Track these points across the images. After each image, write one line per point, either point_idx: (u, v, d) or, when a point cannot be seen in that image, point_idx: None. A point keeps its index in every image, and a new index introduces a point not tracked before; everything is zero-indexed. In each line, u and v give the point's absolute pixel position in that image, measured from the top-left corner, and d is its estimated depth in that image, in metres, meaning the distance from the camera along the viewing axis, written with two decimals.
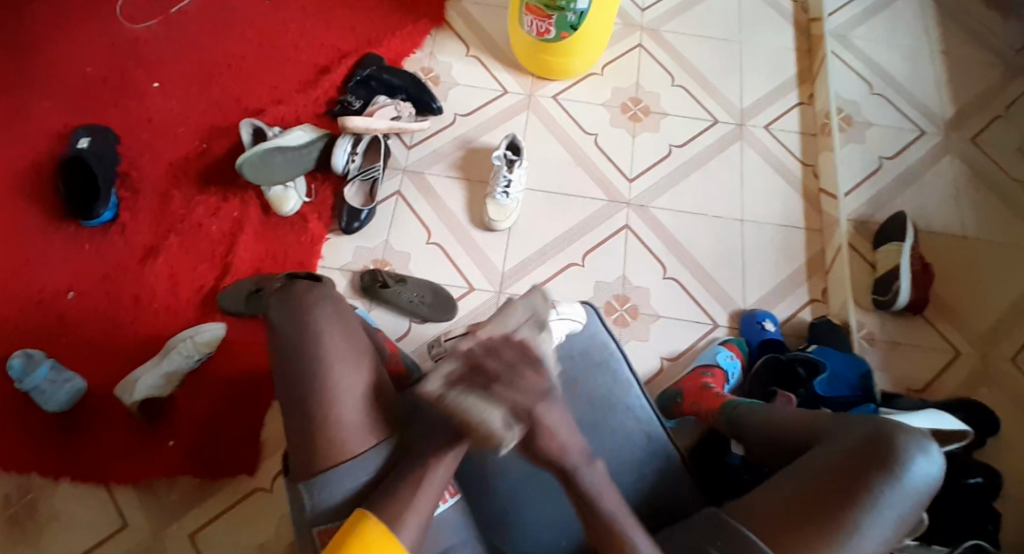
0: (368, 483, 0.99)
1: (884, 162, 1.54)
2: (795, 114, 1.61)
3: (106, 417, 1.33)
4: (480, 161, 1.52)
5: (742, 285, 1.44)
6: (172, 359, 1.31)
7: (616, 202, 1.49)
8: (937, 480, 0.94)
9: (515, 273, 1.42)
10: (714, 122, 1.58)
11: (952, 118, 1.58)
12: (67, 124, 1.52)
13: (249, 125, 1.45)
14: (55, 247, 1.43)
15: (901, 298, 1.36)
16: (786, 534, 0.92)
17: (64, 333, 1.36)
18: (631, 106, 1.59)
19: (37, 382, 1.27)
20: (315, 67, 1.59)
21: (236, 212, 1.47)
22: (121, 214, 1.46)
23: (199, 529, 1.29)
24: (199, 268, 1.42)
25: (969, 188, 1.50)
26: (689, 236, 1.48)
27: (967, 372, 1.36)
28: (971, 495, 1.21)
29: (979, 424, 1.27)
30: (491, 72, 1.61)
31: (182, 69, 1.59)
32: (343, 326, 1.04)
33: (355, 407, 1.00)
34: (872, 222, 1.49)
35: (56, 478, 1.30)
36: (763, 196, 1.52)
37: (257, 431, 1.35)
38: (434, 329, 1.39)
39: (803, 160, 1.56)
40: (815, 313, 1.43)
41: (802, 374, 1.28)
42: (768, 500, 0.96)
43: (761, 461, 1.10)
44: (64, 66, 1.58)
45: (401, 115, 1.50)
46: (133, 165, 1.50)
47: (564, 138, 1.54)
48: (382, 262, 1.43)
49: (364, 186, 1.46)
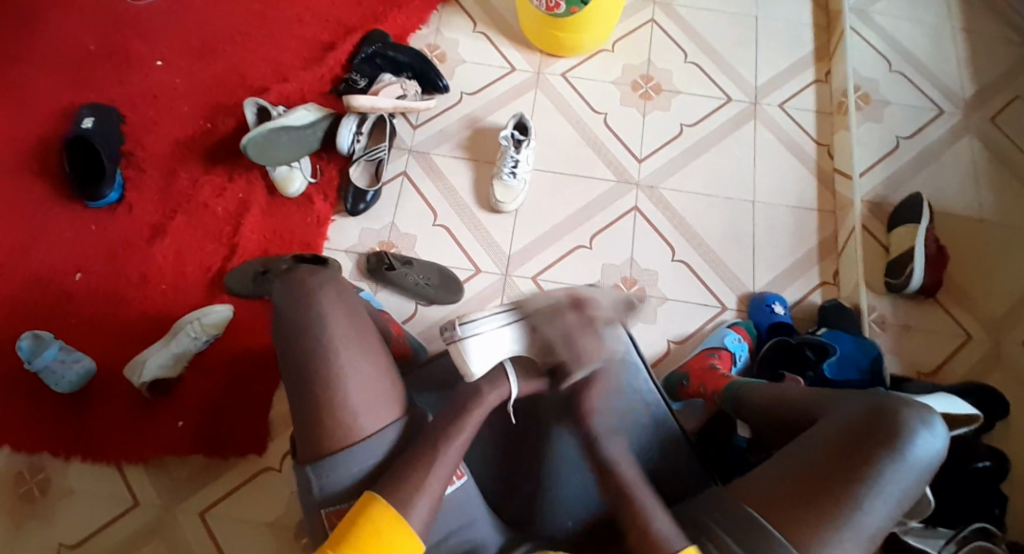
0: (374, 463, 0.99)
1: (901, 142, 1.50)
2: (810, 93, 1.56)
3: (117, 397, 1.35)
4: (487, 142, 1.50)
5: (751, 268, 1.42)
6: (180, 341, 1.31)
7: (625, 183, 1.47)
8: (941, 455, 0.94)
9: (522, 256, 1.41)
10: (727, 100, 1.55)
11: (972, 97, 1.53)
12: (72, 102, 1.51)
13: (254, 103, 1.43)
14: (62, 227, 1.43)
15: (914, 281, 1.34)
16: (788, 507, 0.91)
17: (74, 313, 1.37)
18: (642, 83, 1.55)
19: (47, 363, 1.27)
20: (320, 44, 1.57)
21: (241, 193, 1.46)
22: (127, 195, 1.45)
23: (209, 507, 1.31)
24: (205, 249, 1.42)
25: (988, 169, 1.47)
26: (697, 218, 1.45)
27: (979, 356, 1.34)
28: (973, 479, 1.22)
29: (990, 409, 1.26)
30: (499, 49, 1.58)
31: (186, 46, 1.56)
32: (345, 310, 1.05)
33: (360, 385, 1.00)
34: (887, 204, 1.45)
35: (68, 457, 1.32)
36: (775, 177, 1.49)
37: (266, 411, 1.36)
38: (441, 311, 1.38)
39: (818, 140, 1.52)
40: (826, 296, 1.41)
41: (810, 356, 1.27)
42: (770, 476, 0.95)
43: (764, 437, 1.10)
44: (67, 43, 1.56)
45: (407, 94, 1.47)
46: (137, 144, 1.49)
47: (573, 118, 1.51)
48: (388, 245, 1.42)
49: (369, 166, 1.45)
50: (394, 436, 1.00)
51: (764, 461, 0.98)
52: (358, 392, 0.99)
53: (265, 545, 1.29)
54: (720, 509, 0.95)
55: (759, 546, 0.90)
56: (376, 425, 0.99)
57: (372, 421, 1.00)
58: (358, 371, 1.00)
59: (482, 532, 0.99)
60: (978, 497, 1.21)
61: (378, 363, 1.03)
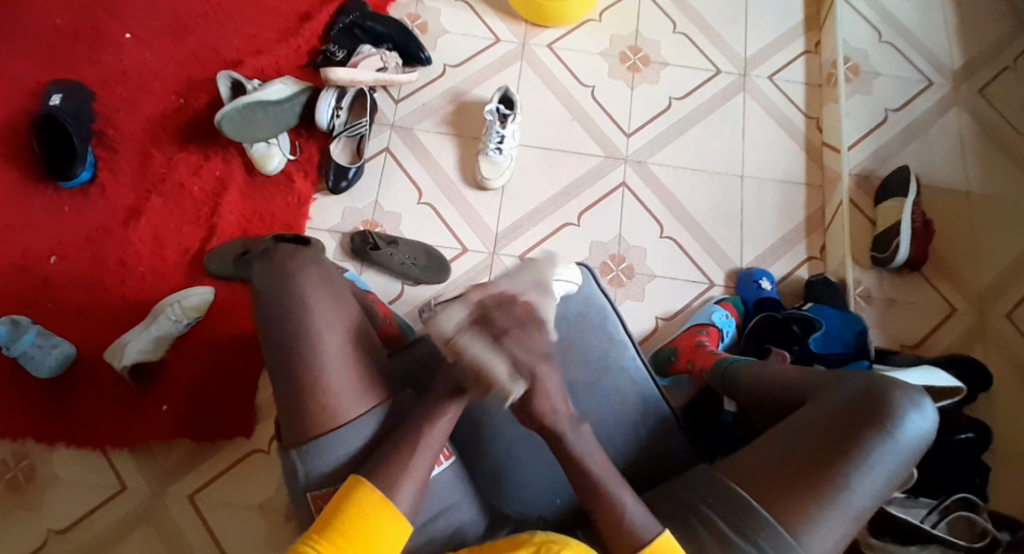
0: (367, 450, 0.98)
1: (889, 115, 1.48)
2: (800, 64, 1.54)
3: (98, 382, 1.32)
4: (471, 116, 1.46)
5: (739, 243, 1.42)
6: (161, 324, 1.29)
7: (614, 159, 1.44)
8: (929, 436, 0.95)
9: (509, 234, 1.39)
10: (716, 73, 1.52)
11: (961, 69, 1.52)
12: (37, 78, 1.45)
13: (227, 77, 1.38)
14: (34, 208, 1.38)
15: (900, 255, 1.34)
16: (777, 486, 0.92)
17: (50, 297, 1.34)
18: (630, 55, 1.52)
19: (24, 348, 1.25)
20: (295, 15, 1.51)
21: (218, 171, 1.41)
22: (100, 174, 1.40)
23: (197, 491, 1.30)
24: (184, 230, 1.38)
25: (975, 142, 1.46)
26: (686, 194, 1.44)
27: (963, 329, 1.36)
28: (953, 450, 1.25)
29: (973, 381, 1.28)
30: (482, 19, 1.53)
31: (155, 18, 1.50)
32: (328, 291, 1.02)
33: (342, 371, 0.98)
34: (874, 177, 1.45)
35: (52, 444, 1.30)
36: (764, 151, 1.47)
37: (251, 395, 1.35)
38: (429, 291, 1.37)
39: (807, 112, 1.51)
40: (812, 271, 1.41)
41: (796, 331, 1.28)
42: (761, 455, 0.96)
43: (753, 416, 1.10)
44: (30, 15, 1.49)
45: (388, 66, 1.42)
46: (108, 122, 1.43)
47: (560, 92, 1.48)
48: (372, 224, 1.39)
49: (350, 142, 1.40)
50: (380, 422, 0.98)
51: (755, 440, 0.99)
52: (343, 378, 0.98)
53: (256, 528, 1.29)
54: (708, 483, 0.96)
55: (747, 524, 0.91)
56: (360, 411, 0.98)
57: (356, 407, 0.98)
58: (342, 357, 0.99)
59: (466, 515, 1.00)
60: (959, 468, 1.24)
61: (364, 350, 1.01)
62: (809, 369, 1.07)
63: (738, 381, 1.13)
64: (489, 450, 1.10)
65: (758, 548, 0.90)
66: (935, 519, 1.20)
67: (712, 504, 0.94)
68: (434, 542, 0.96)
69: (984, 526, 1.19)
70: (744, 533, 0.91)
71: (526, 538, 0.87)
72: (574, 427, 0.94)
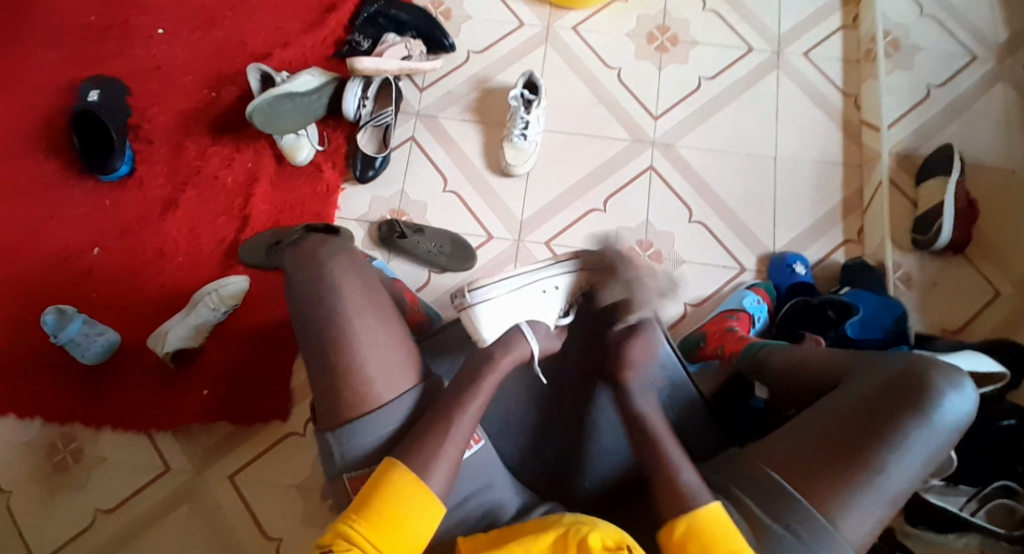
0: (387, 437, 0.99)
1: (931, 90, 1.42)
2: (837, 40, 1.48)
3: (141, 368, 1.38)
4: (496, 103, 1.45)
5: (772, 227, 1.38)
6: (199, 313, 1.33)
7: (641, 142, 1.42)
8: (969, 417, 0.92)
9: (534, 221, 1.38)
10: (748, 50, 1.47)
11: (1008, 41, 1.44)
12: (77, 76, 1.50)
13: (256, 70, 1.40)
14: (77, 202, 1.44)
15: (943, 237, 1.28)
16: (808, 471, 0.91)
17: (93, 287, 1.39)
18: (658, 35, 1.48)
19: (71, 336, 1.30)
20: (320, 6, 1.52)
21: (250, 162, 1.44)
22: (138, 168, 1.45)
23: (237, 471, 1.35)
24: (218, 222, 1.42)
25: (1023, 117, 1.38)
26: (717, 177, 1.40)
27: (1006, 313, 1.30)
28: (997, 439, 1.20)
29: (1018, 366, 1.22)
30: (506, 3, 1.51)
31: (187, 14, 1.53)
32: (358, 276, 1.05)
33: (370, 354, 1.00)
34: (915, 155, 1.39)
35: (98, 427, 1.36)
36: (799, 131, 1.42)
37: (287, 379, 1.38)
38: (454, 279, 1.37)
39: (844, 90, 1.45)
40: (849, 254, 1.37)
41: (831, 316, 1.23)
42: (791, 440, 0.94)
43: (782, 402, 1.10)
44: (68, 16, 1.53)
45: (412, 54, 1.42)
46: (145, 116, 1.47)
47: (585, 75, 1.46)
48: (399, 213, 1.40)
49: (376, 132, 1.42)
50: (404, 410, 0.99)
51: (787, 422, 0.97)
52: (372, 362, 1.00)
53: (295, 507, 1.33)
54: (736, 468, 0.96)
55: (779, 507, 0.90)
56: (391, 394, 1.00)
57: (388, 391, 1.00)
58: (370, 341, 1.00)
59: (500, 494, 1.01)
60: (1002, 456, 1.20)
61: (393, 334, 1.03)
62: (843, 352, 1.04)
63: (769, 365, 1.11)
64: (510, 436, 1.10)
65: (789, 532, 0.88)
66: (974, 506, 1.20)
67: (740, 485, 0.94)
68: (453, 527, 0.97)
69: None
70: (774, 516, 0.89)
71: (557, 519, 0.87)
72: None
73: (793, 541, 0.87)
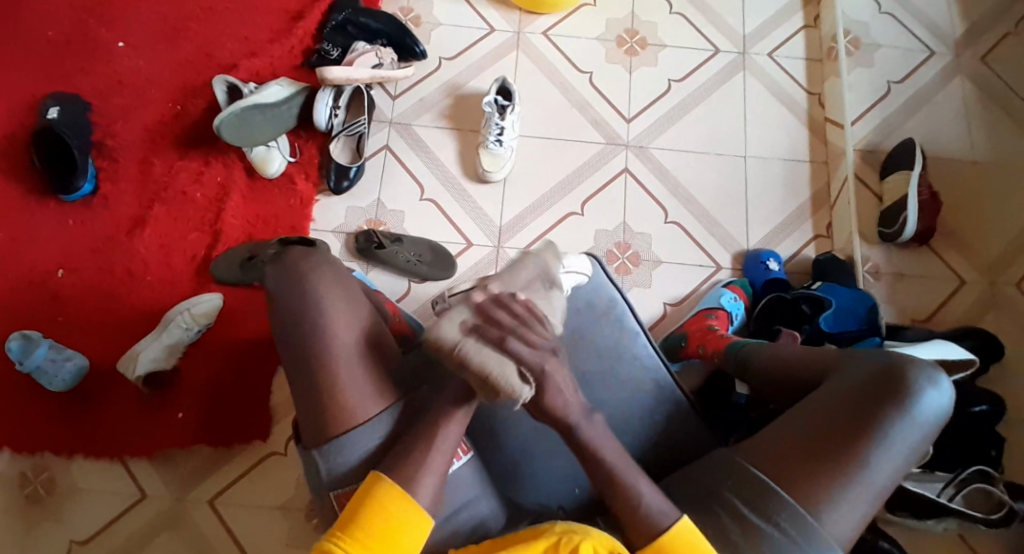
0: (379, 454, 0.97)
1: (892, 86, 1.46)
2: (800, 39, 1.51)
3: (115, 392, 1.34)
4: (470, 109, 1.45)
5: (745, 225, 1.41)
6: (172, 332, 1.30)
7: (614, 145, 1.43)
8: (947, 411, 0.95)
9: (513, 226, 1.38)
10: (716, 52, 1.49)
11: (963, 36, 1.49)
12: (35, 93, 1.44)
13: (223, 81, 1.37)
14: (39, 223, 1.39)
15: (908, 229, 1.33)
16: (796, 470, 0.93)
17: (59, 311, 1.34)
18: (627, 39, 1.49)
19: (38, 362, 1.26)
20: (287, 14, 1.49)
21: (220, 177, 1.41)
22: (102, 186, 1.40)
23: (217, 495, 1.32)
24: (189, 238, 1.38)
25: (979, 110, 1.44)
26: (690, 177, 1.43)
27: (973, 299, 1.35)
28: (968, 421, 1.26)
29: (985, 352, 1.28)
30: (476, 8, 1.51)
31: (148, 24, 1.49)
32: (342, 291, 1.02)
33: (360, 372, 0.98)
34: (880, 150, 1.43)
35: (70, 456, 1.31)
36: (768, 130, 1.45)
37: (267, 397, 1.36)
38: (435, 288, 1.37)
39: (809, 89, 1.48)
40: (819, 249, 1.40)
41: (806, 310, 1.28)
42: (778, 439, 0.96)
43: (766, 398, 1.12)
44: (23, 29, 1.48)
45: (383, 62, 1.40)
46: (108, 132, 1.43)
47: (558, 79, 1.46)
48: (376, 222, 1.39)
49: (350, 142, 1.39)
50: (393, 423, 0.98)
51: (774, 419, 0.99)
52: (362, 378, 0.98)
53: (278, 527, 1.30)
54: (726, 470, 0.97)
55: (767, 505, 0.91)
56: (380, 408, 0.98)
57: (375, 405, 0.98)
58: (361, 356, 0.99)
59: (491, 505, 1.01)
60: (972, 442, 1.27)
61: (379, 346, 1.01)
62: (823, 348, 1.06)
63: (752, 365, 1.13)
64: (504, 443, 1.09)
65: (780, 530, 0.90)
66: (952, 492, 1.24)
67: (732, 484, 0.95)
68: (451, 542, 0.96)
69: (1000, 497, 1.22)
70: (764, 516, 0.91)
71: (547, 527, 0.87)
72: (590, 417, 0.92)
73: (782, 539, 0.90)
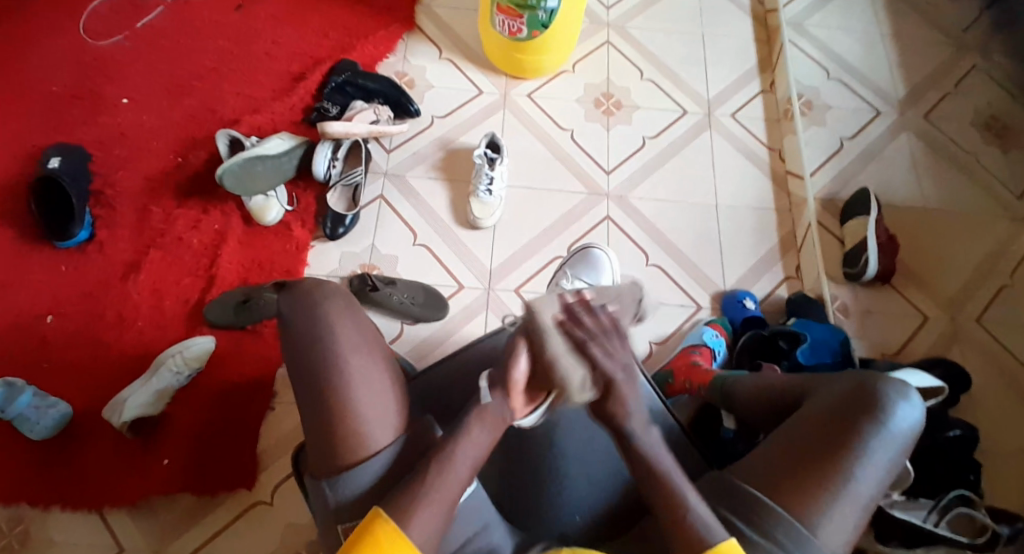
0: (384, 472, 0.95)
1: (845, 142, 1.61)
2: (759, 102, 1.67)
3: (99, 439, 1.29)
4: (461, 162, 1.54)
5: (721, 267, 1.49)
6: (161, 376, 1.27)
7: (596, 195, 1.53)
8: (919, 427, 0.92)
9: (502, 270, 1.44)
10: (683, 113, 1.63)
11: (906, 98, 1.67)
12: (36, 144, 1.48)
13: (226, 135, 1.43)
14: (30, 269, 1.39)
15: (870, 269, 1.43)
16: (786, 486, 0.88)
17: (46, 356, 1.33)
18: (604, 101, 1.63)
19: (21, 409, 1.23)
20: (288, 75, 1.58)
21: (217, 224, 1.45)
22: (98, 233, 1.43)
23: (200, 547, 1.26)
24: (183, 282, 1.40)
25: (925, 161, 1.59)
26: (668, 223, 1.52)
27: (936, 334, 1.44)
28: (948, 447, 1.28)
29: (954, 381, 1.34)
30: (465, 73, 1.63)
31: (152, 83, 1.56)
32: (354, 317, 0.96)
33: (374, 397, 0.91)
34: (838, 200, 1.56)
35: (47, 507, 1.26)
36: (734, 181, 1.57)
37: (255, 444, 1.32)
38: (427, 329, 1.40)
39: (770, 145, 1.62)
40: (791, 289, 1.49)
41: (784, 346, 1.32)
42: (766, 457, 0.92)
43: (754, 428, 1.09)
44: (27, 85, 1.54)
45: (380, 119, 1.50)
46: (107, 183, 1.47)
47: (542, 135, 1.57)
48: (370, 266, 1.43)
49: (347, 191, 1.46)
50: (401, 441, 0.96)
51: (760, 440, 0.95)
52: (368, 401, 0.91)
53: None
54: (716, 486, 0.93)
55: (762, 519, 0.87)
56: (386, 439, 0.91)
57: (383, 435, 0.91)
58: (367, 381, 0.92)
59: (498, 538, 0.93)
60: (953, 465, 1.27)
61: (386, 374, 0.94)
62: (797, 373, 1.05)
63: (738, 398, 1.09)
64: None
65: (779, 546, 0.85)
66: (936, 518, 1.21)
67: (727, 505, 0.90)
68: None
69: (983, 520, 1.20)
70: (761, 532, 0.86)
71: None
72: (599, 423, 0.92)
73: None
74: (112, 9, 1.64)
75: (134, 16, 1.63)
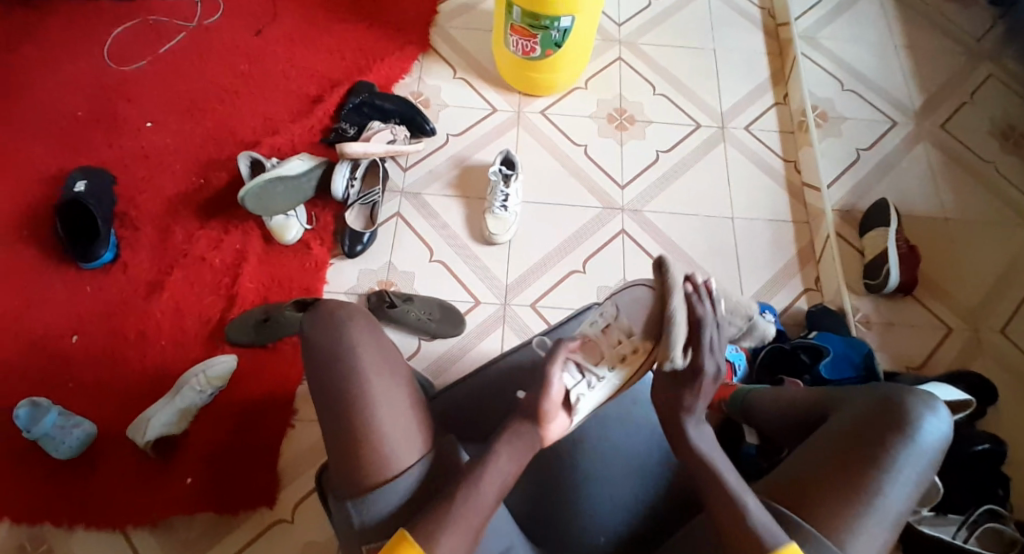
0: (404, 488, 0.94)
1: (861, 153, 1.61)
2: (772, 115, 1.67)
3: (122, 457, 1.31)
4: (476, 178, 1.56)
5: (739, 280, 1.48)
6: (185, 396, 1.28)
7: (611, 209, 1.53)
8: (948, 441, 0.90)
9: (518, 286, 1.45)
10: (696, 126, 1.64)
11: (921, 108, 1.66)
12: (63, 168, 1.53)
13: (247, 157, 1.46)
14: (55, 290, 1.42)
15: (892, 280, 1.41)
16: (813, 502, 0.87)
17: (71, 376, 1.35)
18: (617, 116, 1.64)
19: (46, 430, 1.23)
20: (307, 98, 1.62)
21: (238, 244, 1.47)
22: (121, 254, 1.45)
23: None
24: (205, 301, 1.42)
25: (943, 171, 1.58)
26: (683, 236, 1.52)
27: (961, 345, 1.42)
28: (975, 464, 1.24)
29: (981, 395, 1.32)
30: (479, 91, 1.65)
31: (174, 107, 1.60)
32: (375, 340, 0.96)
33: (397, 418, 0.91)
34: (856, 210, 1.55)
35: (70, 525, 1.27)
36: (749, 193, 1.57)
37: (275, 463, 1.33)
38: (444, 345, 1.39)
39: (784, 157, 1.62)
40: (810, 302, 1.47)
41: (806, 360, 1.30)
42: (792, 473, 0.90)
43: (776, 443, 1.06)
44: (53, 111, 1.58)
45: (397, 138, 1.53)
46: (130, 205, 1.50)
47: (556, 152, 1.59)
48: (387, 283, 1.44)
49: (364, 210, 1.48)
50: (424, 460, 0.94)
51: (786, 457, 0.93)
52: (391, 422, 0.91)
53: None
54: None
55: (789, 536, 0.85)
56: (409, 460, 0.90)
57: (405, 457, 0.90)
58: (390, 403, 0.92)
59: None
60: (981, 481, 1.23)
61: (409, 396, 0.94)
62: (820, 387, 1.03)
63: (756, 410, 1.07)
64: None
65: None
66: (965, 535, 1.17)
67: None
68: None
69: (1012, 535, 1.17)
70: None
71: None
72: None
73: None
74: (134, 36, 1.68)
75: (156, 42, 1.67)
